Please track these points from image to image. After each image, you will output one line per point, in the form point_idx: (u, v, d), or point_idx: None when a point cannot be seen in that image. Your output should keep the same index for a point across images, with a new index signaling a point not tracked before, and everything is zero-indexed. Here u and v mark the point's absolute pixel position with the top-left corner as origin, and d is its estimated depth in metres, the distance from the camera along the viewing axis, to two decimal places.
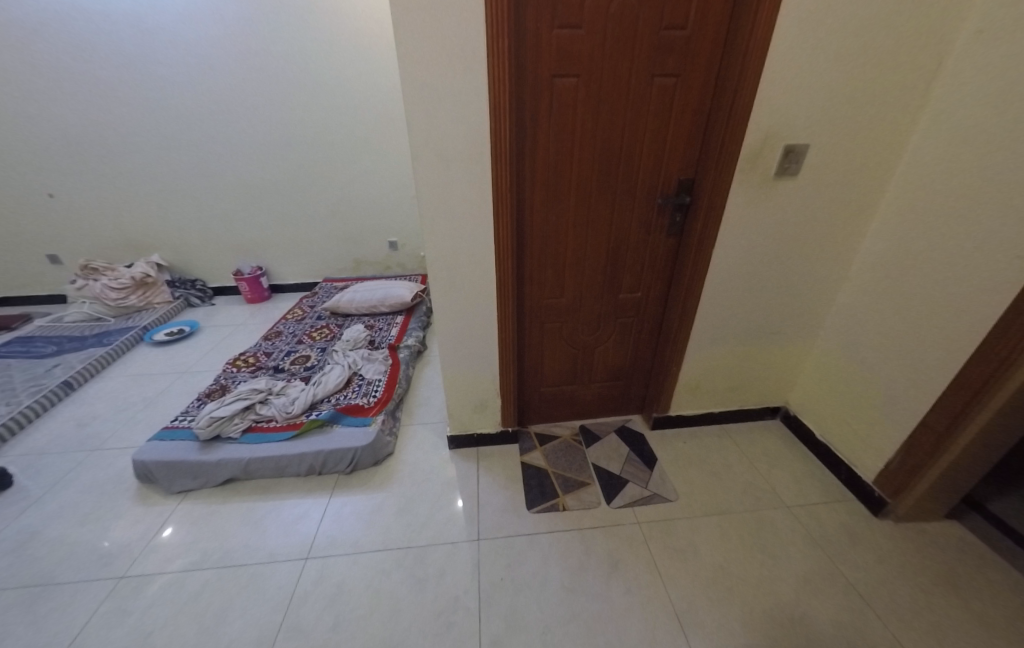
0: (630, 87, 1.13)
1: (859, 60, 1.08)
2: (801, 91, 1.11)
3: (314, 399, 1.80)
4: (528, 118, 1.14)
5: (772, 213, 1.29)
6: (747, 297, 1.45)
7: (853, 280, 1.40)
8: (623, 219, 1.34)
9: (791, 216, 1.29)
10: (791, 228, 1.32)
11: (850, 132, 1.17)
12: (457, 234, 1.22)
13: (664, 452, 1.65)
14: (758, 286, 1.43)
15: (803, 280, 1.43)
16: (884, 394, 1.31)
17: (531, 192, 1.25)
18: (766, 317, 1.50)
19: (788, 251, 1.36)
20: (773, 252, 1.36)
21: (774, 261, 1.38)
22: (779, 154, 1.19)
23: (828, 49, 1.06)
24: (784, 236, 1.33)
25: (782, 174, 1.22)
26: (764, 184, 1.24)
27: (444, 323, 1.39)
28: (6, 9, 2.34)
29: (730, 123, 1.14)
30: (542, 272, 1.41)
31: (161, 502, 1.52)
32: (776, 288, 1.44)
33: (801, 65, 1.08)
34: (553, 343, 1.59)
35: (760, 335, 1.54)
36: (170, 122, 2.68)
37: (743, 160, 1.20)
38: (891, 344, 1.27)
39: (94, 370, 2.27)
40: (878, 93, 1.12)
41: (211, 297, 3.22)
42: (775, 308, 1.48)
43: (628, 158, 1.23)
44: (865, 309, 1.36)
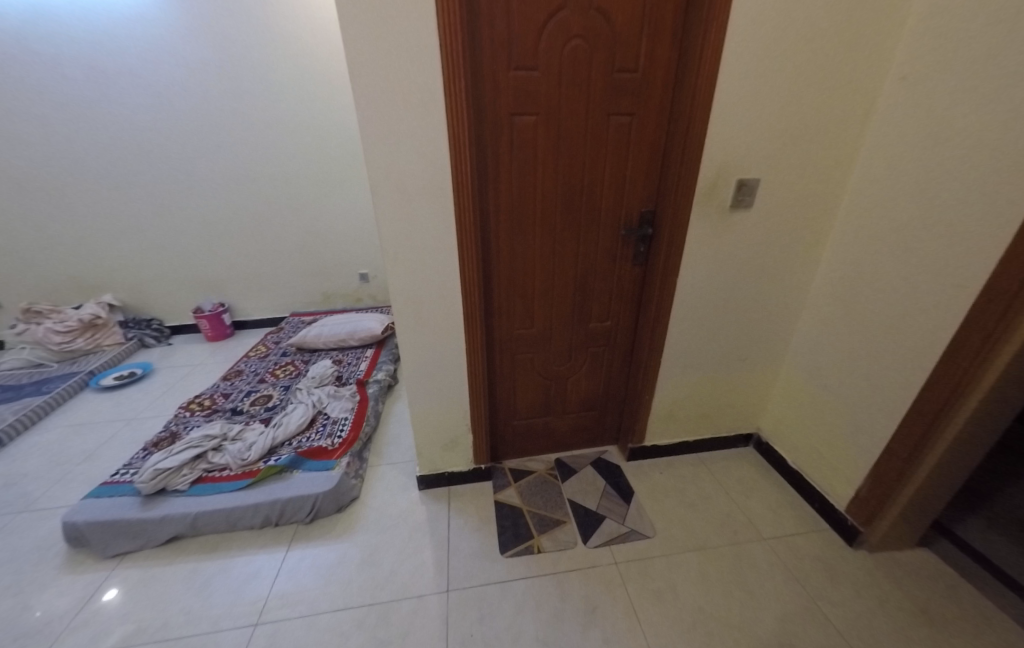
0: (588, 125, 1.16)
1: (799, 102, 1.14)
2: (747, 130, 1.16)
3: (273, 444, 1.70)
4: (489, 154, 1.15)
5: (730, 243, 1.32)
6: (712, 327, 1.47)
7: (811, 307, 1.44)
8: (589, 251, 1.35)
9: (748, 245, 1.33)
10: (749, 257, 1.35)
11: (796, 169, 1.23)
12: (419, 269, 1.20)
13: (640, 485, 1.61)
14: (721, 316, 1.45)
15: (763, 309, 1.46)
16: (850, 419, 1.32)
17: (496, 226, 1.25)
18: (731, 346, 1.52)
19: (748, 280, 1.39)
20: (735, 281, 1.39)
21: (735, 291, 1.41)
22: (733, 188, 1.23)
23: (769, 92, 1.13)
24: (742, 267, 1.37)
25: (737, 207, 1.26)
26: (721, 215, 1.27)
27: (410, 359, 1.34)
28: None
29: (684, 159, 1.18)
30: (511, 304, 1.39)
31: (94, 568, 1.36)
32: (738, 316, 1.46)
33: (745, 106, 1.13)
34: (523, 376, 1.56)
35: (727, 362, 1.56)
36: (128, 159, 2.62)
37: (701, 193, 1.23)
38: (852, 369, 1.30)
39: (29, 422, 2.13)
40: (819, 132, 1.19)
41: (169, 336, 3.08)
42: (739, 337, 1.51)
43: (591, 192, 1.26)
44: (825, 335, 1.39)
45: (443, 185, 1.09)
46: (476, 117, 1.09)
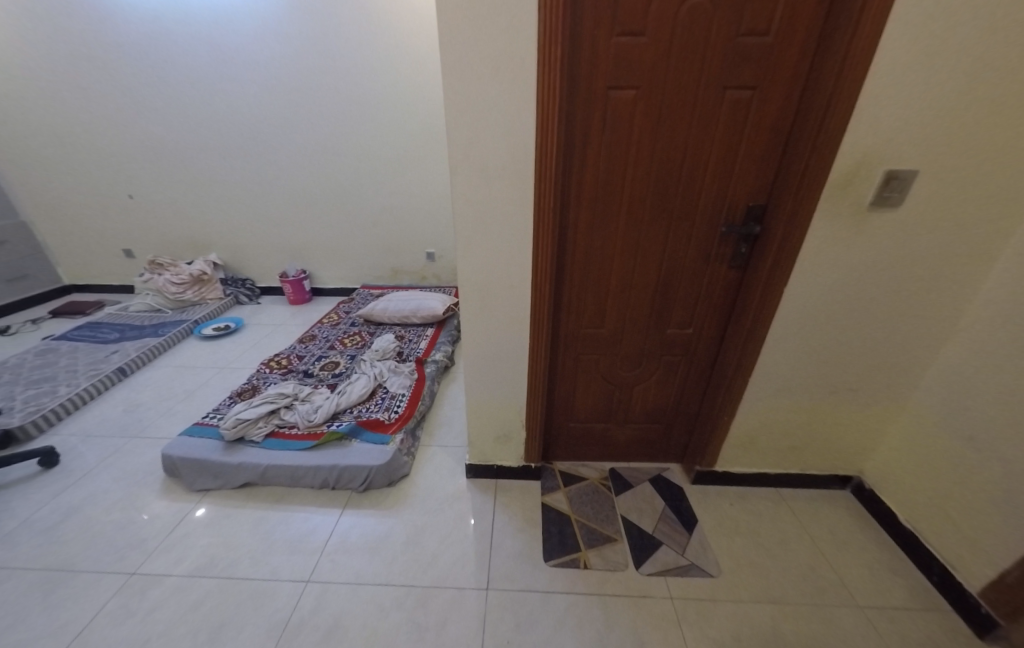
0: (698, 101, 1.00)
1: (995, 73, 0.87)
2: (910, 109, 0.92)
3: (336, 410, 1.79)
4: (578, 133, 1.04)
5: (862, 251, 1.09)
6: (819, 349, 1.25)
7: (960, 338, 1.15)
8: (679, 248, 1.19)
9: (885, 255, 1.09)
10: (883, 270, 1.11)
11: (971, 163, 0.96)
12: (490, 254, 1.13)
13: (706, 514, 1.45)
14: (832, 337, 1.22)
15: (889, 335, 1.20)
16: (1001, 485, 1.04)
17: (575, 213, 1.14)
18: (838, 373, 1.28)
19: (877, 297, 1.15)
20: (859, 298, 1.15)
21: (855, 309, 1.17)
22: (878, 181, 1.00)
23: (950, 61, 0.87)
24: (869, 281, 1.13)
25: (879, 205, 1.02)
26: (856, 216, 1.04)
27: (471, 347, 1.30)
28: (111, 32, 2.65)
29: (816, 145, 0.97)
30: (582, 300, 1.28)
31: (182, 498, 1.53)
32: (854, 339, 1.22)
33: (913, 78, 0.89)
34: (586, 377, 1.46)
35: (832, 390, 1.32)
36: (236, 132, 2.88)
37: (832, 187, 1.01)
38: (1015, 424, 1.01)
39: (146, 359, 2.48)
40: (1016, 114, 0.90)
41: (258, 296, 3.41)
42: (850, 364, 1.26)
43: (689, 181, 1.09)
44: (976, 376, 1.11)
45: (526, 165, 1.00)
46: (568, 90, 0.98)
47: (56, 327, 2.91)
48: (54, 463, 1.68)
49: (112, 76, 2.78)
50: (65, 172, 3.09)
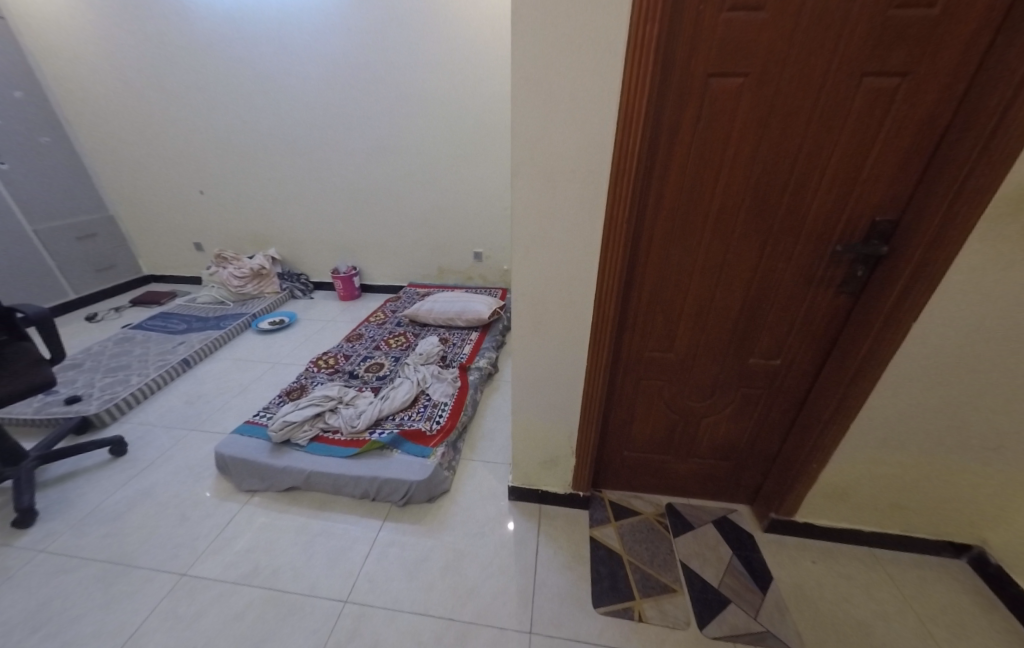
0: (823, 92, 0.80)
1: None
2: None
3: (379, 416, 1.76)
4: (664, 133, 0.88)
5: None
6: (946, 396, 1.02)
7: None
8: (775, 268, 1.00)
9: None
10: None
11: None
12: (550, 273, 1.00)
13: (781, 571, 1.27)
14: (967, 382, 1.00)
15: None
16: None
17: (651, 225, 0.98)
18: (969, 425, 1.05)
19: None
20: (1015, 341, 0.92)
21: (1006, 353, 0.94)
22: None
23: None
24: None
25: None
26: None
27: (521, 371, 1.19)
28: (188, 32, 2.76)
29: (984, 147, 0.76)
30: (650, 321, 1.13)
31: (231, 498, 1.56)
32: (999, 389, 0.98)
33: None
34: (647, 406, 1.31)
35: (959, 445, 1.09)
36: (296, 128, 2.93)
37: (999, 200, 0.79)
38: None
39: (208, 351, 2.61)
40: None
41: (311, 290, 3.51)
42: (988, 415, 1.03)
43: (798, 190, 0.90)
44: None
45: (600, 172, 0.86)
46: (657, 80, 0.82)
47: (135, 316, 3.15)
48: (123, 453, 1.78)
49: (187, 77, 2.91)
50: (144, 170, 3.31)
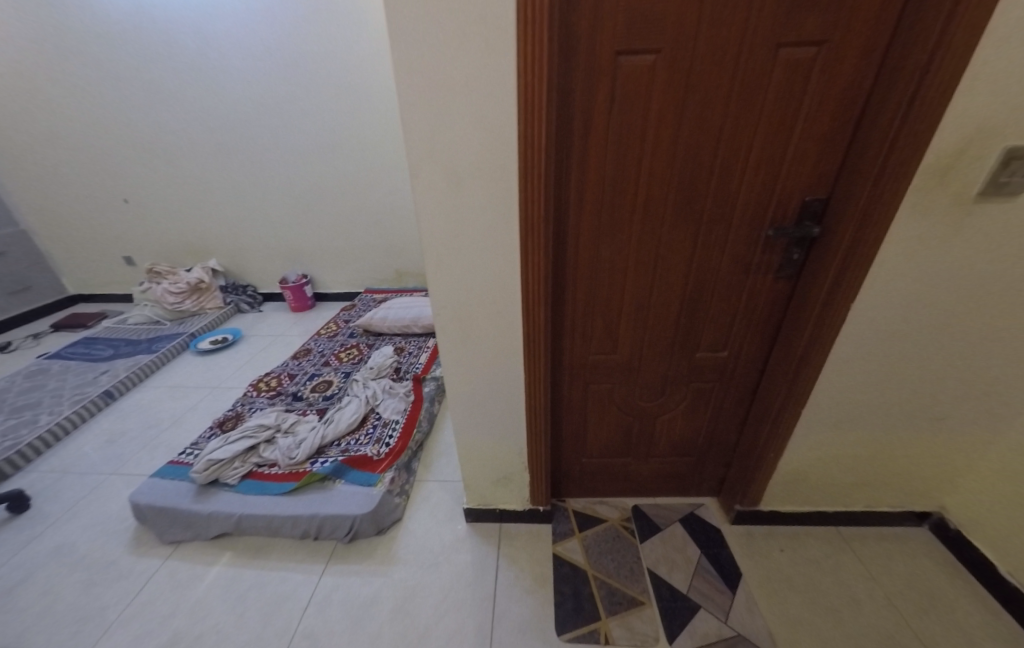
0: (738, 65, 0.73)
1: None
2: None
3: (321, 443, 1.61)
4: (576, 118, 0.79)
5: (961, 252, 0.82)
6: (892, 376, 0.99)
7: None
8: (710, 258, 0.94)
9: (999, 253, 0.81)
10: (991, 272, 0.84)
11: None
12: (469, 276, 0.90)
13: (749, 565, 1.22)
14: (910, 360, 0.97)
15: (988, 357, 0.94)
16: None
17: (576, 219, 0.90)
18: (918, 400, 1.02)
19: (981, 305, 0.88)
20: (955, 309, 0.89)
21: (945, 329, 0.91)
22: (992, 163, 0.72)
23: None
24: (966, 290, 0.86)
25: (990, 194, 0.75)
26: (958, 208, 0.77)
27: (457, 386, 1.09)
28: (92, 25, 2.49)
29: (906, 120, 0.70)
30: (588, 322, 1.05)
31: (151, 553, 1.39)
32: (944, 359, 0.96)
33: None
34: (599, 409, 1.22)
35: (912, 416, 1.05)
36: (226, 129, 2.71)
37: (926, 175, 0.75)
38: None
39: (137, 379, 2.35)
40: None
41: (260, 303, 3.27)
42: (934, 391, 1.01)
43: (723, 174, 0.84)
44: None
45: (506, 163, 0.76)
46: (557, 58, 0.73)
47: (54, 342, 2.82)
48: (24, 509, 1.56)
49: (97, 75, 2.63)
50: (60, 181, 2.99)
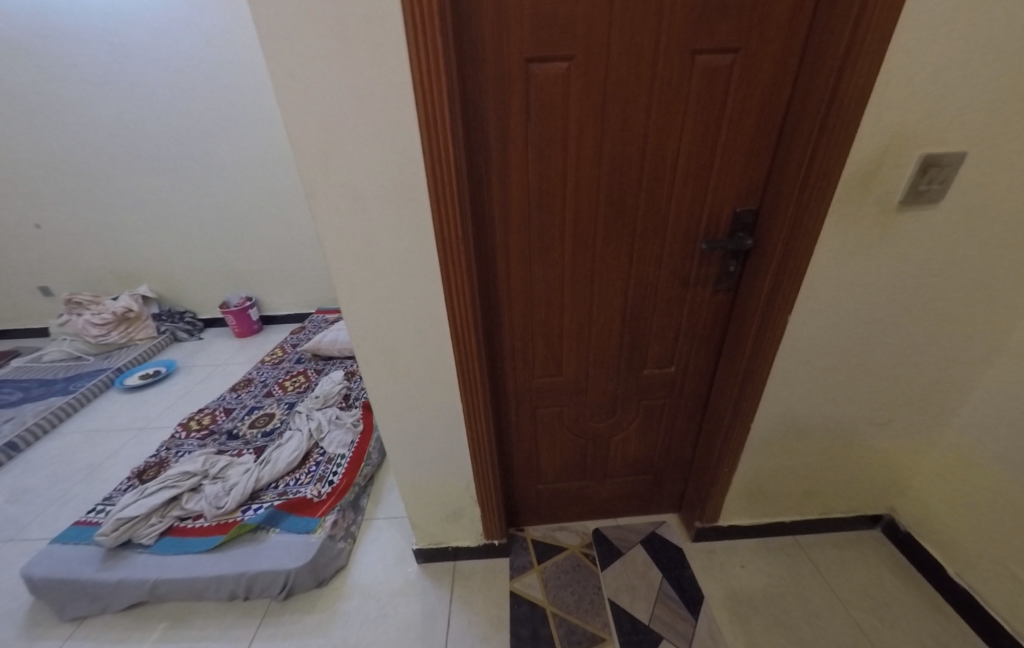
0: (654, 74, 0.70)
1: None
2: (955, 71, 0.64)
3: (255, 488, 1.45)
4: (490, 131, 0.73)
5: (888, 259, 0.81)
6: (834, 385, 0.98)
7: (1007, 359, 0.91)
8: (648, 273, 0.90)
9: (923, 259, 0.81)
10: (918, 278, 0.83)
11: None
12: (388, 305, 0.81)
13: (712, 586, 1.18)
14: (850, 368, 0.96)
15: (921, 361, 0.95)
16: None
17: (503, 238, 0.83)
18: (860, 407, 1.02)
19: (911, 311, 0.87)
20: (887, 315, 0.88)
21: (878, 336, 0.91)
22: (911, 171, 0.72)
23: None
24: (896, 297, 0.86)
25: (912, 202, 0.74)
26: (882, 217, 0.76)
27: (391, 422, 0.99)
28: None
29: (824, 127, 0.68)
30: (529, 345, 0.98)
31: (47, 635, 1.19)
32: (881, 365, 0.95)
33: (960, 22, 0.60)
34: (550, 435, 1.14)
35: (856, 421, 1.05)
36: (150, 144, 2.50)
37: (849, 183, 0.73)
38: None
39: (49, 425, 2.10)
40: None
41: (201, 330, 3.03)
42: (876, 397, 1.00)
43: (652, 187, 0.80)
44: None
45: (413, 180, 0.68)
46: (462, 65, 0.67)
47: None
48: None
49: None
50: None
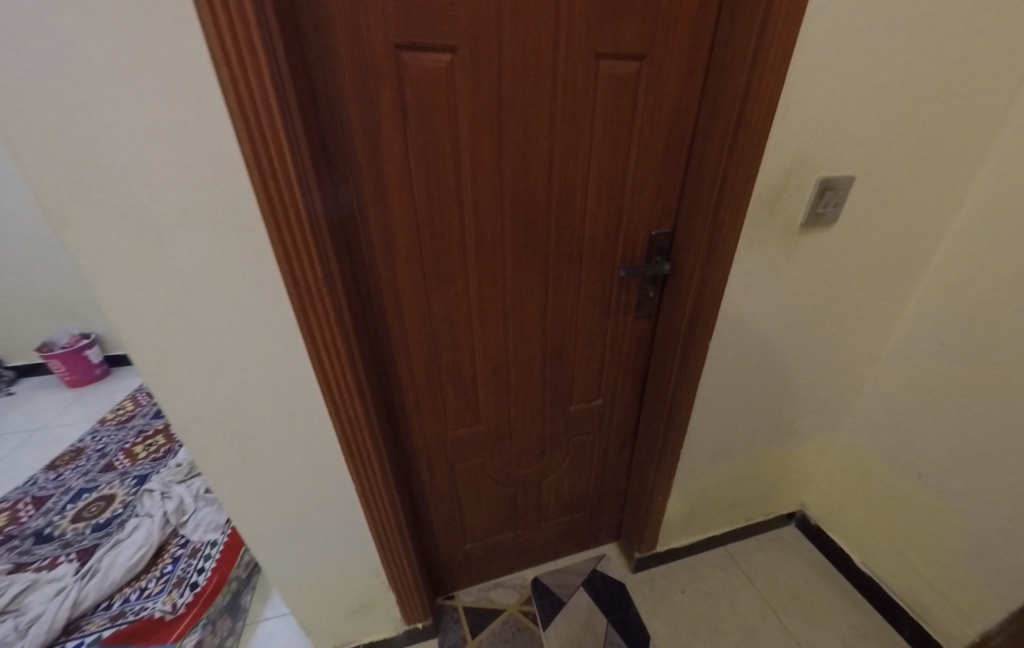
0: (554, 77, 0.59)
1: (930, 47, 0.63)
2: (846, 96, 0.63)
3: (71, 617, 1.05)
4: (355, 137, 0.55)
5: (796, 279, 0.81)
6: (753, 401, 0.98)
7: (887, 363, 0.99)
8: (566, 303, 0.79)
9: (822, 276, 0.83)
10: (819, 294, 0.85)
11: (903, 164, 0.73)
12: (225, 371, 0.58)
13: (656, 621, 1.11)
14: (767, 383, 0.96)
15: (823, 370, 0.98)
16: (966, 536, 0.87)
17: (389, 272, 0.66)
18: (776, 418, 1.04)
19: (813, 324, 0.89)
20: (795, 330, 0.89)
21: (788, 351, 0.92)
22: (811, 193, 0.71)
23: (889, 26, 0.59)
24: (801, 314, 0.87)
25: (812, 224, 0.74)
26: (788, 237, 0.75)
27: (255, 518, 0.73)
28: None
29: (733, 146, 0.63)
30: (436, 396, 0.80)
31: None
32: (791, 377, 0.97)
33: (850, 47, 0.59)
34: (474, 494, 0.97)
35: (771, 431, 1.06)
36: None
37: (758, 205, 0.69)
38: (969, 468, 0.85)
39: None
40: (945, 107, 0.69)
41: (11, 383, 2.27)
42: (788, 407, 1.03)
43: (562, 207, 0.69)
44: (914, 407, 0.94)
45: (237, 201, 0.48)
46: (300, 44, 0.48)
47: None
48: None
49: None
50: None
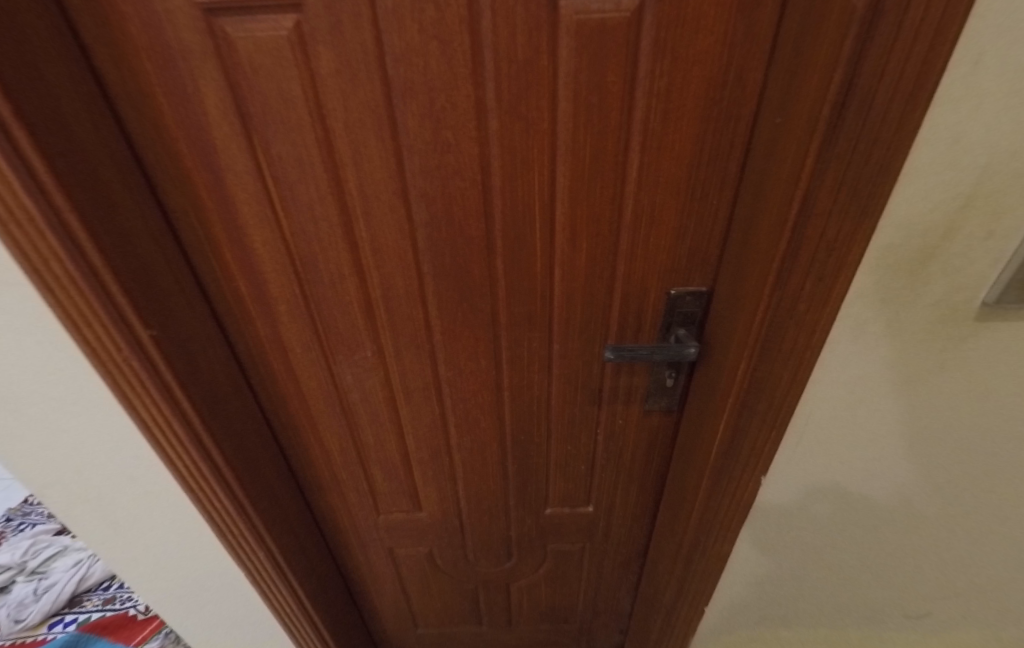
0: (476, 43, 0.34)
1: None
2: None
3: (75, 592, 1.17)
4: (182, 152, 0.39)
5: (960, 416, 0.42)
6: (851, 583, 0.58)
7: None
8: (529, 384, 0.55)
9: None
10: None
11: None
12: (52, 444, 0.45)
13: None
14: (880, 567, 0.55)
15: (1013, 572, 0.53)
16: None
17: (268, 332, 0.49)
18: (898, 615, 0.60)
19: (1005, 491, 0.45)
20: (954, 501, 0.48)
21: (936, 530, 0.51)
22: (1010, 249, 0.32)
23: None
24: (976, 478, 0.45)
25: (1003, 309, 0.35)
26: (939, 336, 0.38)
27: (146, 591, 0.63)
28: None
29: (823, 157, 0.31)
30: (359, 474, 0.63)
31: None
32: (938, 561, 0.53)
33: None
34: (422, 583, 0.79)
35: (882, 626, 0.62)
36: None
37: (874, 276, 0.36)
38: None
39: None
40: None
41: None
42: (929, 610, 0.58)
43: (512, 254, 0.45)
44: None
45: None
46: (55, 11, 0.31)
47: None
48: None
49: None
50: None
